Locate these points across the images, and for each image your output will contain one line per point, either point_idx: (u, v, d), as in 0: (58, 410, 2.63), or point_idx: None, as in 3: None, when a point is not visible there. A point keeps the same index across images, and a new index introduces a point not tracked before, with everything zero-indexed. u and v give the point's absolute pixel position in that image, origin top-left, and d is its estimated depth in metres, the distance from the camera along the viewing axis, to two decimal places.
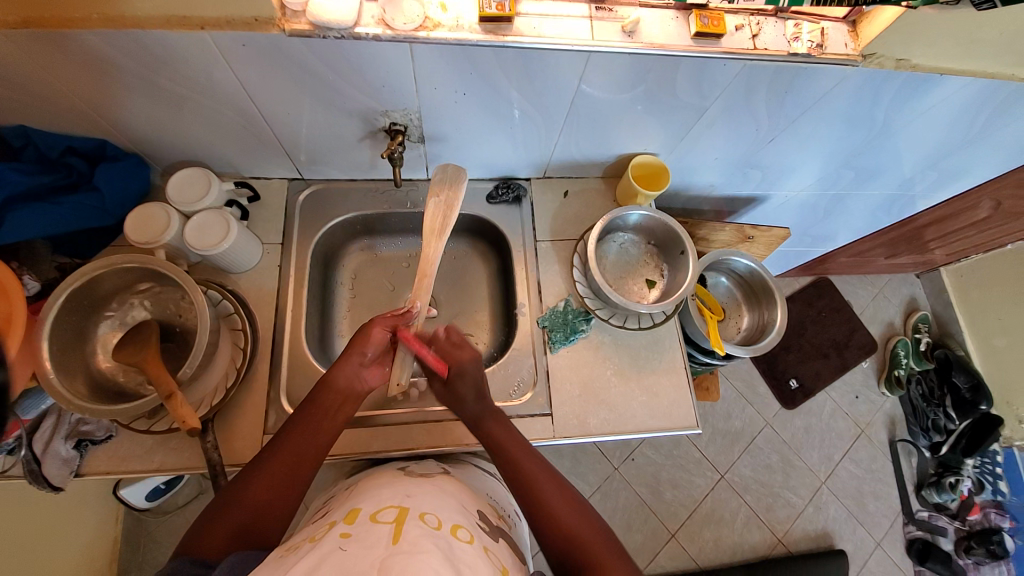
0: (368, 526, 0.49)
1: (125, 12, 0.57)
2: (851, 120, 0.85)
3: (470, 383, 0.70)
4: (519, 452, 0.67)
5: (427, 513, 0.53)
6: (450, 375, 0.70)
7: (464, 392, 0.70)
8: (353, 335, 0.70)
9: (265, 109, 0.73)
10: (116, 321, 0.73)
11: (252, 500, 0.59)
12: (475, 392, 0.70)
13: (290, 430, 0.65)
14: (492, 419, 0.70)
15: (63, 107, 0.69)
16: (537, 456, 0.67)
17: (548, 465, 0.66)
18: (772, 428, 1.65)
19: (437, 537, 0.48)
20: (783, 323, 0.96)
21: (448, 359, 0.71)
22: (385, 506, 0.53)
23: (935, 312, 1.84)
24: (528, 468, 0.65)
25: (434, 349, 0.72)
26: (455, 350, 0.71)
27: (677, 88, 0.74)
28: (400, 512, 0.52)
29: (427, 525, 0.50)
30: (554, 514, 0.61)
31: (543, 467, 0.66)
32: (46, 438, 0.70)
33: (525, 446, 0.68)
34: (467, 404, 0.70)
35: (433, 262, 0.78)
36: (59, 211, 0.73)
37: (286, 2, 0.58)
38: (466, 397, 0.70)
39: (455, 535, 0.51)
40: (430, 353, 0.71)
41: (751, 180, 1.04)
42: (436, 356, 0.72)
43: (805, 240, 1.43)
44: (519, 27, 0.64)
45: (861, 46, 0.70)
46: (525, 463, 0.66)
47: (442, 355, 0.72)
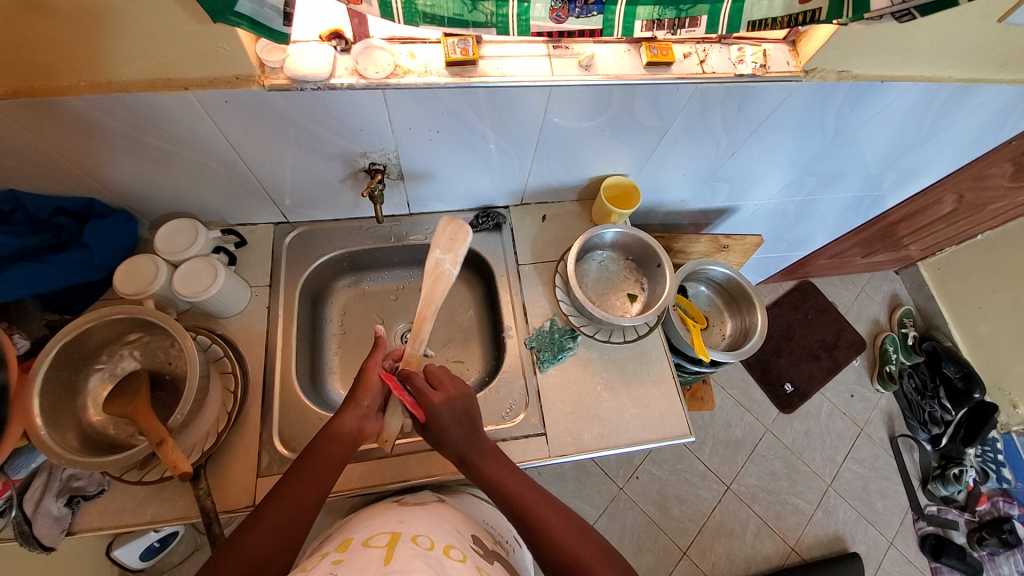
0: (360, 551, 0.50)
1: (111, 77, 0.61)
2: (802, 131, 0.91)
3: (451, 427, 0.69)
4: (544, 511, 0.64)
5: (420, 536, 0.53)
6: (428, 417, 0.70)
7: (445, 428, 0.69)
8: (352, 388, 0.72)
9: (249, 159, 0.76)
10: (106, 372, 0.73)
11: (251, 551, 0.56)
12: (462, 438, 0.69)
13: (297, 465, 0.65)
14: (483, 460, 0.68)
15: (53, 169, 0.72)
16: (572, 517, 0.65)
17: (576, 517, 0.65)
18: (773, 434, 1.65)
19: (430, 557, 0.49)
20: (764, 326, 0.98)
21: (423, 401, 0.70)
22: (378, 533, 0.54)
23: (918, 306, 1.89)
24: (553, 526, 0.63)
25: (411, 391, 0.72)
26: (429, 392, 0.70)
27: (638, 113, 0.79)
28: (392, 537, 0.52)
29: (420, 546, 0.50)
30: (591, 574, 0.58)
31: (569, 522, 0.64)
32: (36, 497, 0.69)
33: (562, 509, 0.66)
34: (453, 446, 0.69)
35: (437, 298, 0.77)
36: (46, 269, 0.74)
37: (265, 59, 0.62)
38: (448, 430, 0.69)
39: (448, 555, 0.51)
40: (406, 397, 0.70)
41: (720, 192, 1.09)
42: (414, 399, 0.71)
43: (781, 245, 1.48)
44: (483, 69, 0.68)
45: (802, 63, 0.76)
46: (554, 526, 0.63)
47: (418, 397, 0.71)
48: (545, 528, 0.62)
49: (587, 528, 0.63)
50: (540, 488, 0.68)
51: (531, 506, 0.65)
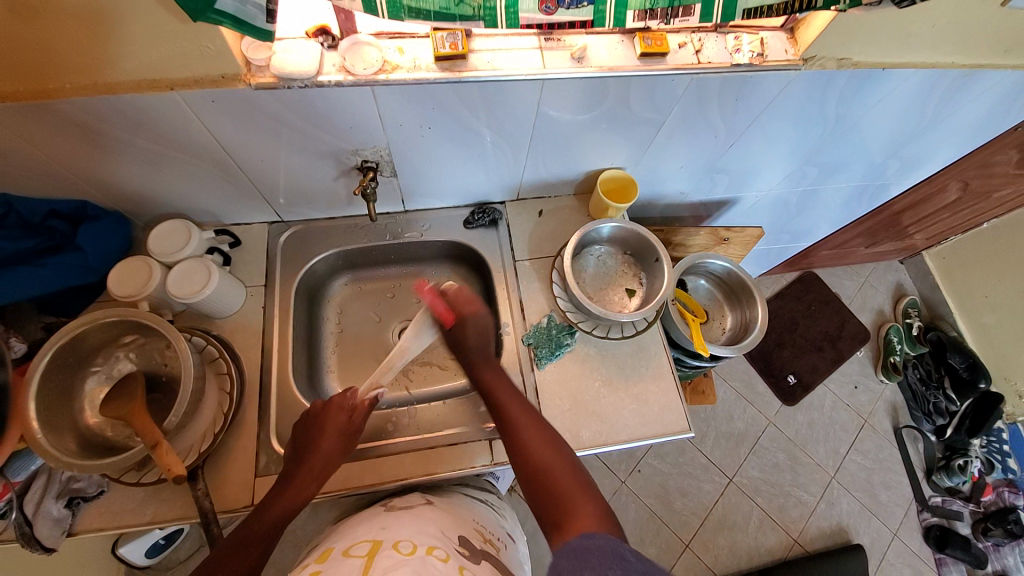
0: (341, 561, 0.52)
1: (94, 78, 0.60)
2: (802, 121, 0.90)
3: (472, 334, 0.76)
4: (523, 418, 0.70)
5: (402, 541, 0.55)
6: (456, 325, 0.76)
7: (467, 337, 0.76)
8: (315, 428, 0.71)
9: (239, 158, 0.75)
10: (103, 375, 0.73)
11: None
12: (477, 341, 0.76)
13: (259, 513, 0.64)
14: (486, 365, 0.75)
15: (44, 172, 0.72)
16: (558, 442, 0.67)
17: (553, 433, 0.68)
18: (775, 426, 1.65)
19: (410, 562, 0.50)
20: (765, 320, 0.96)
21: (455, 311, 0.77)
22: (359, 542, 0.56)
23: (924, 296, 1.87)
24: (528, 433, 0.68)
25: (445, 300, 0.77)
26: (464, 304, 0.77)
27: (634, 105, 0.77)
28: (373, 545, 0.54)
29: (399, 551, 0.52)
30: (553, 486, 0.62)
31: (549, 441, 0.67)
32: (36, 499, 0.70)
33: (540, 421, 0.70)
34: (469, 349, 0.76)
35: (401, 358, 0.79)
36: (42, 271, 0.73)
37: (250, 57, 0.61)
38: (466, 342, 0.76)
39: (430, 555, 0.53)
40: (441, 304, 0.76)
41: (719, 184, 1.07)
42: (445, 308, 0.76)
43: (783, 236, 1.47)
44: (474, 63, 0.67)
45: (801, 51, 0.74)
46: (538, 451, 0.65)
47: (452, 306, 0.77)
48: (521, 438, 0.67)
49: (563, 446, 0.67)
50: (533, 410, 0.71)
51: (511, 409, 0.71)
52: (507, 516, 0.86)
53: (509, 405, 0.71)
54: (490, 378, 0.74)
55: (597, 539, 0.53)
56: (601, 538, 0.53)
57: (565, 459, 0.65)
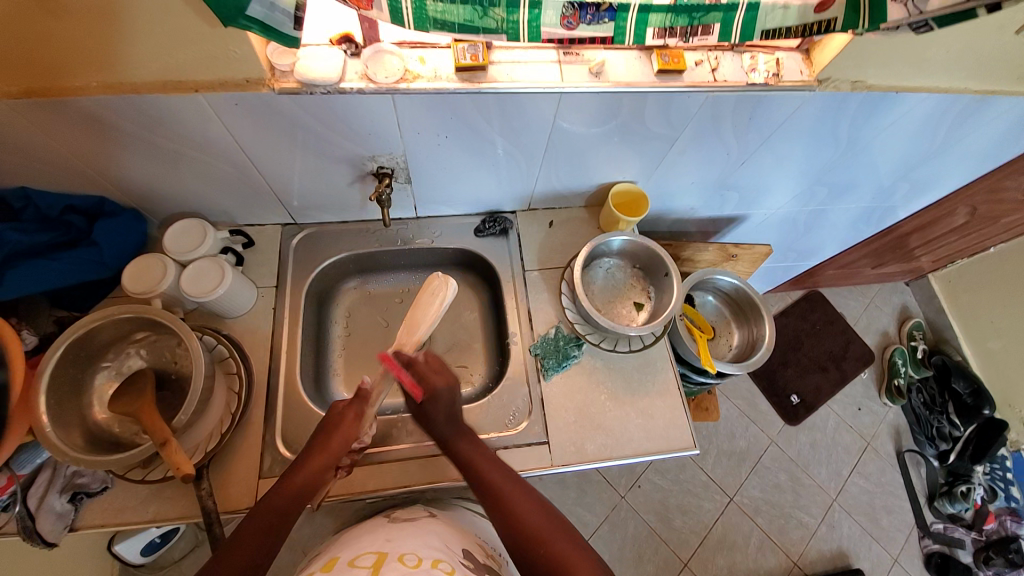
0: (346, 570, 0.52)
1: (122, 78, 0.61)
2: (814, 142, 0.90)
3: (443, 409, 0.70)
4: (506, 489, 0.67)
5: (407, 555, 0.55)
6: (426, 397, 0.70)
7: (434, 413, 0.70)
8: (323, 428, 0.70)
9: (257, 160, 0.76)
10: (113, 370, 0.73)
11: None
12: (446, 416, 0.70)
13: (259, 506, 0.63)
14: (463, 439, 0.71)
15: (65, 168, 0.73)
16: (548, 507, 0.66)
17: (541, 496, 0.67)
18: (778, 445, 1.63)
19: (415, 574, 0.51)
20: (772, 338, 0.96)
21: (425, 383, 0.70)
22: (364, 553, 0.56)
23: (929, 318, 1.86)
24: (516, 500, 0.66)
25: (411, 373, 0.71)
26: (433, 374, 0.71)
27: (648, 120, 0.78)
28: (377, 557, 0.54)
29: (404, 564, 0.53)
30: (547, 547, 0.62)
31: (540, 507, 0.66)
32: (40, 494, 0.70)
33: (524, 486, 0.68)
34: (438, 426, 0.71)
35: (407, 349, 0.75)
36: (55, 266, 0.74)
37: (275, 63, 0.62)
38: (436, 418, 0.70)
39: (435, 568, 0.53)
40: (408, 376, 0.70)
41: (729, 200, 1.08)
42: (412, 381, 0.70)
43: (790, 255, 1.47)
44: (493, 75, 0.68)
45: (816, 72, 0.74)
46: (528, 518, 0.64)
47: (419, 379, 0.70)
48: (509, 505, 0.65)
49: (551, 507, 0.66)
50: (516, 476, 0.70)
51: (492, 480, 0.68)
52: None
53: (495, 482, 0.67)
54: (467, 451, 0.70)
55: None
56: None
57: (558, 522, 0.65)
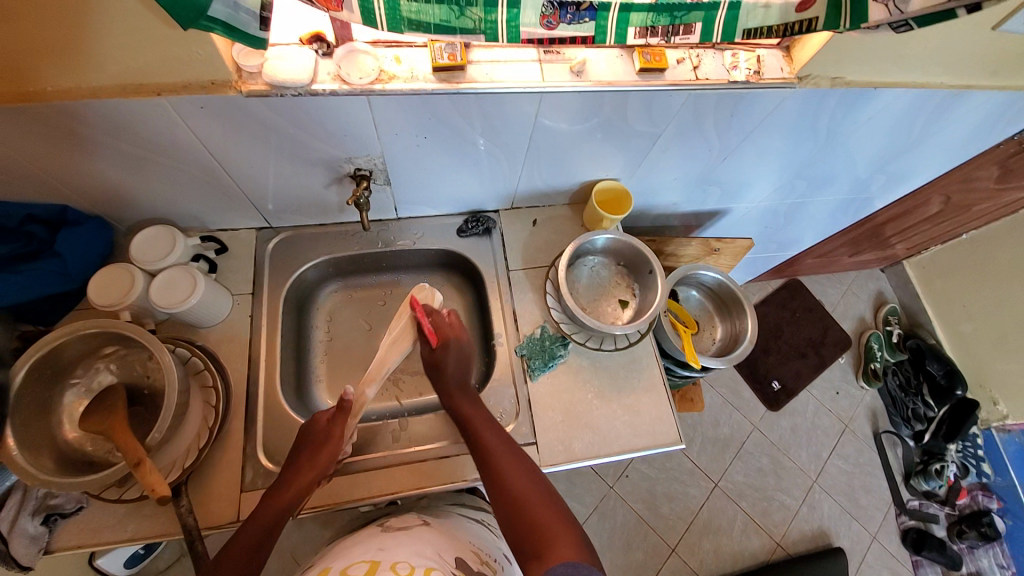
0: None
1: (77, 82, 0.58)
2: (795, 137, 0.91)
3: (454, 359, 0.75)
4: (498, 449, 0.69)
5: (399, 563, 0.56)
6: (438, 346, 0.75)
7: (447, 362, 0.75)
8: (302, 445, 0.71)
9: (227, 164, 0.73)
10: (82, 387, 0.70)
11: None
12: (457, 366, 0.75)
13: (246, 526, 0.64)
14: (463, 396, 0.75)
15: (19, 176, 0.69)
16: (536, 473, 0.68)
17: (530, 465, 0.69)
18: (760, 431, 1.67)
19: None
20: (754, 332, 0.97)
21: (441, 334, 0.76)
22: (358, 561, 0.57)
23: (903, 303, 1.92)
24: (504, 463, 0.68)
25: (431, 321, 0.77)
26: (451, 328, 0.77)
27: (630, 118, 0.77)
28: (370, 566, 0.55)
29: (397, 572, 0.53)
30: (529, 513, 0.63)
31: (526, 471, 0.68)
32: (11, 517, 0.67)
33: (514, 451, 0.70)
34: (449, 375, 0.75)
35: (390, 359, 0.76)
36: (19, 279, 0.72)
37: (242, 64, 0.59)
38: (447, 367, 0.75)
39: None
40: (428, 323, 0.76)
41: (712, 195, 1.08)
42: (431, 328, 0.76)
43: (772, 245, 1.48)
44: (472, 74, 0.66)
45: (796, 69, 0.74)
46: (514, 481, 0.66)
47: (437, 329, 0.76)
48: (498, 470, 0.67)
49: (537, 473, 0.68)
50: (511, 442, 0.71)
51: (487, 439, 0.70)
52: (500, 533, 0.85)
53: (486, 436, 0.70)
54: (465, 407, 0.74)
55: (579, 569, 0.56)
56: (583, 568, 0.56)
57: (541, 489, 0.66)
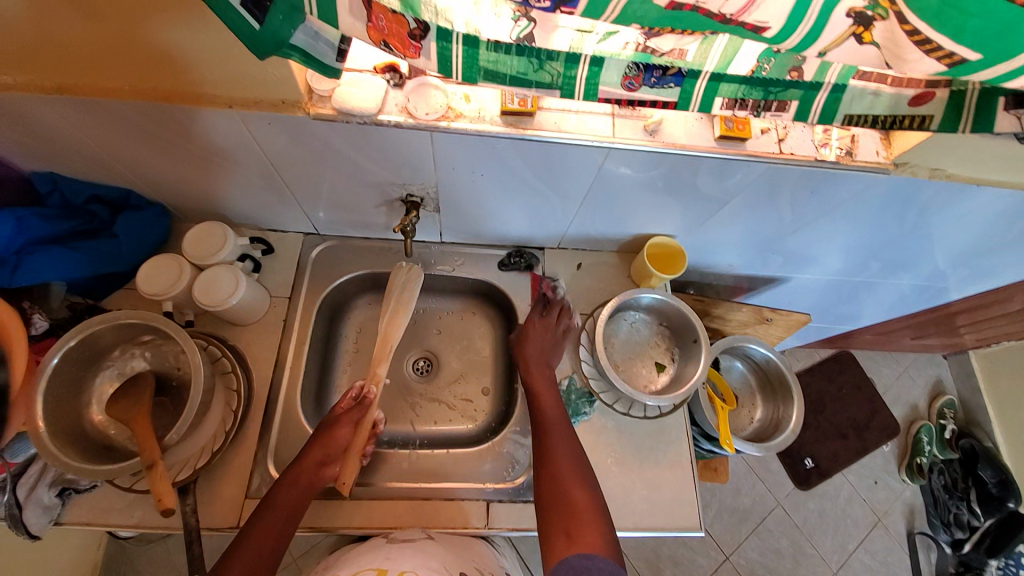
0: None
1: (158, 85, 0.59)
2: (876, 221, 0.83)
3: (551, 330, 0.86)
4: (552, 428, 0.75)
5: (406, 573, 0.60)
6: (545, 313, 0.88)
7: (537, 328, 0.86)
8: (319, 430, 0.76)
9: (286, 174, 0.73)
10: (115, 371, 0.71)
11: None
12: (549, 338, 0.85)
13: (268, 505, 0.66)
14: (537, 374, 0.81)
15: (94, 160, 0.71)
16: (581, 462, 0.71)
17: (579, 453, 0.73)
18: (783, 509, 1.56)
19: None
20: (799, 423, 0.89)
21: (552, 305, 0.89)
22: (365, 570, 0.61)
23: (963, 397, 1.75)
24: (553, 445, 0.73)
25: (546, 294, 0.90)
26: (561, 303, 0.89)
27: (698, 182, 0.73)
28: None
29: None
30: (567, 498, 0.67)
31: (574, 458, 0.71)
32: (31, 484, 0.69)
33: (569, 435, 0.75)
34: (538, 346, 0.85)
35: (393, 338, 0.87)
36: (75, 255, 0.74)
37: (314, 87, 0.59)
38: (538, 338, 0.85)
39: None
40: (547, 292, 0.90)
41: (772, 263, 1.01)
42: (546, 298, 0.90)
43: (828, 317, 1.38)
44: (540, 121, 0.63)
45: (893, 154, 0.68)
46: (558, 464, 0.70)
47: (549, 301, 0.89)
48: (548, 450, 0.72)
49: (582, 461, 0.72)
50: (567, 425, 0.76)
51: (547, 418, 0.76)
52: (507, 555, 0.83)
53: (546, 416, 0.76)
54: (538, 384, 0.80)
55: (596, 562, 0.59)
56: (599, 560, 0.60)
57: (583, 478, 0.69)
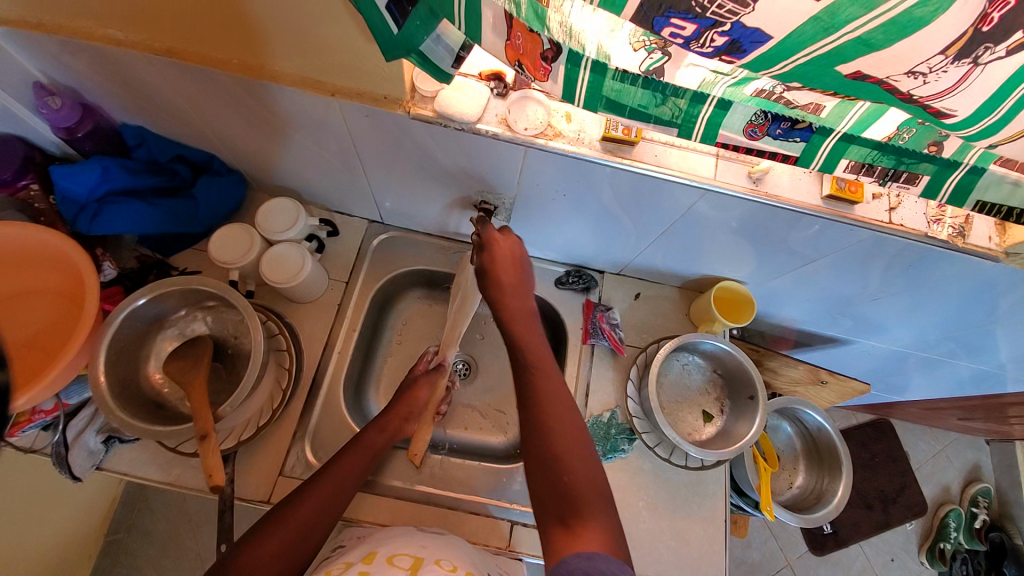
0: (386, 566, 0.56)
1: (265, 63, 0.59)
2: (967, 303, 0.77)
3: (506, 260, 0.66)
4: (549, 394, 0.61)
5: (441, 559, 0.60)
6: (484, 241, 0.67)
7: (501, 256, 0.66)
8: (400, 392, 0.79)
9: (367, 162, 0.73)
10: (176, 331, 0.73)
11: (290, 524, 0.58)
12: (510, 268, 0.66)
13: (348, 450, 0.68)
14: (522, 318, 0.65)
15: (185, 123, 0.72)
16: (591, 452, 0.60)
17: (581, 426, 0.61)
18: (793, 571, 1.50)
19: None
20: (844, 502, 0.84)
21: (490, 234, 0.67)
22: (401, 554, 0.59)
23: (1000, 487, 1.64)
24: (550, 415, 0.60)
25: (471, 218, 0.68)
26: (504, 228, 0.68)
27: (790, 237, 0.69)
28: (415, 561, 0.58)
29: (441, 568, 0.57)
30: (566, 479, 0.56)
31: (574, 431, 0.60)
32: (79, 428, 0.71)
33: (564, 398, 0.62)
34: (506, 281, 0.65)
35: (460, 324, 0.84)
36: (153, 210, 0.76)
37: (418, 86, 0.58)
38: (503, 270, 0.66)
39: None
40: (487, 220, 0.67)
41: (840, 324, 0.96)
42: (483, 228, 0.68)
43: (879, 384, 1.30)
44: (640, 151, 0.61)
45: (1006, 243, 0.63)
46: (559, 440, 0.58)
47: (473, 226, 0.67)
48: (545, 421, 0.59)
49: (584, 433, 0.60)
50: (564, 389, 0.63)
51: (539, 379, 0.62)
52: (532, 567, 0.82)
53: (540, 372, 0.62)
54: (521, 331, 0.64)
55: (599, 563, 0.49)
56: (601, 562, 0.49)
57: (585, 455, 0.59)
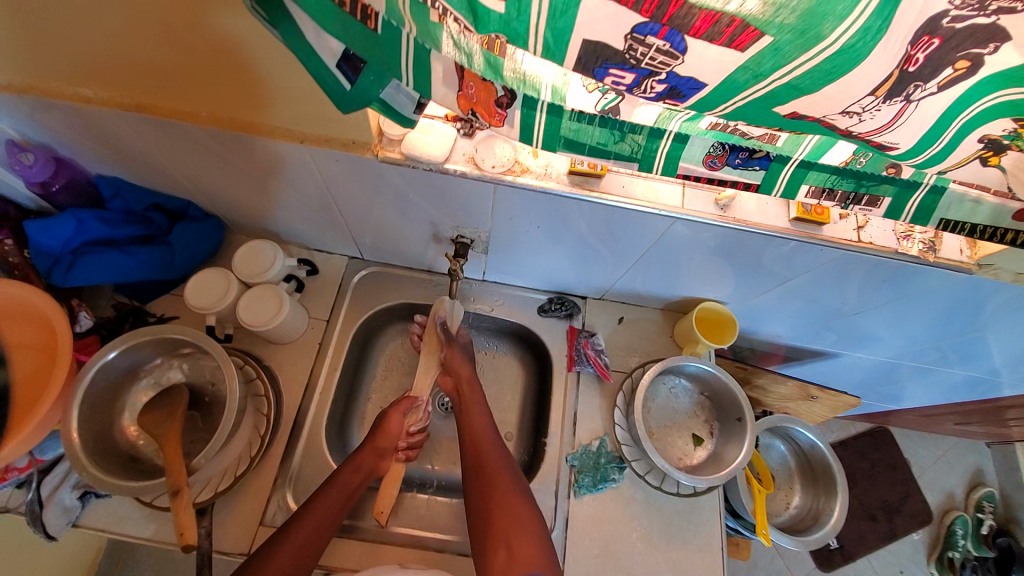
0: None
1: (233, 115, 0.60)
2: (945, 313, 0.77)
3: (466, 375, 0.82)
4: (502, 494, 0.70)
5: None
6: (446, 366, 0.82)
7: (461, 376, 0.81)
8: (374, 427, 0.76)
9: (342, 203, 0.73)
10: (152, 380, 0.72)
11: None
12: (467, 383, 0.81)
13: (323, 493, 0.67)
14: (478, 433, 0.77)
15: (159, 172, 0.73)
16: (544, 541, 0.66)
17: (534, 519, 0.68)
18: None
19: None
20: (841, 522, 0.82)
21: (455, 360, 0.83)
22: None
23: (1004, 491, 1.60)
24: (501, 518, 0.68)
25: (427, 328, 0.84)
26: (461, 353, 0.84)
27: (763, 257, 0.69)
28: None
29: None
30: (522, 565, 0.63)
31: (527, 525, 0.67)
32: (54, 484, 0.69)
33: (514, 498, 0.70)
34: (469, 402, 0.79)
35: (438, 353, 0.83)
36: (129, 260, 0.75)
37: (385, 131, 0.59)
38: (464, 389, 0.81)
39: None
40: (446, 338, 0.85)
41: (825, 338, 0.96)
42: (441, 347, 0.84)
43: (872, 394, 1.29)
44: (608, 183, 0.62)
45: (978, 255, 0.64)
46: (513, 534, 0.66)
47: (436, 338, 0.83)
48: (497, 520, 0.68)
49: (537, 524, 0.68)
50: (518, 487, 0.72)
51: (494, 484, 0.71)
52: None
53: (493, 485, 0.71)
54: (479, 447, 0.75)
55: None
56: None
57: (536, 544, 0.65)
